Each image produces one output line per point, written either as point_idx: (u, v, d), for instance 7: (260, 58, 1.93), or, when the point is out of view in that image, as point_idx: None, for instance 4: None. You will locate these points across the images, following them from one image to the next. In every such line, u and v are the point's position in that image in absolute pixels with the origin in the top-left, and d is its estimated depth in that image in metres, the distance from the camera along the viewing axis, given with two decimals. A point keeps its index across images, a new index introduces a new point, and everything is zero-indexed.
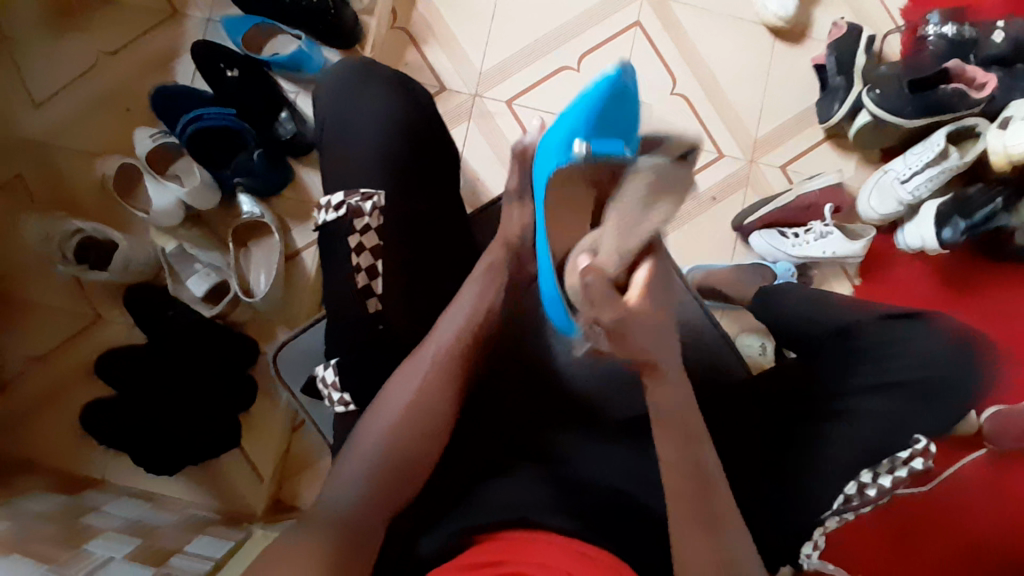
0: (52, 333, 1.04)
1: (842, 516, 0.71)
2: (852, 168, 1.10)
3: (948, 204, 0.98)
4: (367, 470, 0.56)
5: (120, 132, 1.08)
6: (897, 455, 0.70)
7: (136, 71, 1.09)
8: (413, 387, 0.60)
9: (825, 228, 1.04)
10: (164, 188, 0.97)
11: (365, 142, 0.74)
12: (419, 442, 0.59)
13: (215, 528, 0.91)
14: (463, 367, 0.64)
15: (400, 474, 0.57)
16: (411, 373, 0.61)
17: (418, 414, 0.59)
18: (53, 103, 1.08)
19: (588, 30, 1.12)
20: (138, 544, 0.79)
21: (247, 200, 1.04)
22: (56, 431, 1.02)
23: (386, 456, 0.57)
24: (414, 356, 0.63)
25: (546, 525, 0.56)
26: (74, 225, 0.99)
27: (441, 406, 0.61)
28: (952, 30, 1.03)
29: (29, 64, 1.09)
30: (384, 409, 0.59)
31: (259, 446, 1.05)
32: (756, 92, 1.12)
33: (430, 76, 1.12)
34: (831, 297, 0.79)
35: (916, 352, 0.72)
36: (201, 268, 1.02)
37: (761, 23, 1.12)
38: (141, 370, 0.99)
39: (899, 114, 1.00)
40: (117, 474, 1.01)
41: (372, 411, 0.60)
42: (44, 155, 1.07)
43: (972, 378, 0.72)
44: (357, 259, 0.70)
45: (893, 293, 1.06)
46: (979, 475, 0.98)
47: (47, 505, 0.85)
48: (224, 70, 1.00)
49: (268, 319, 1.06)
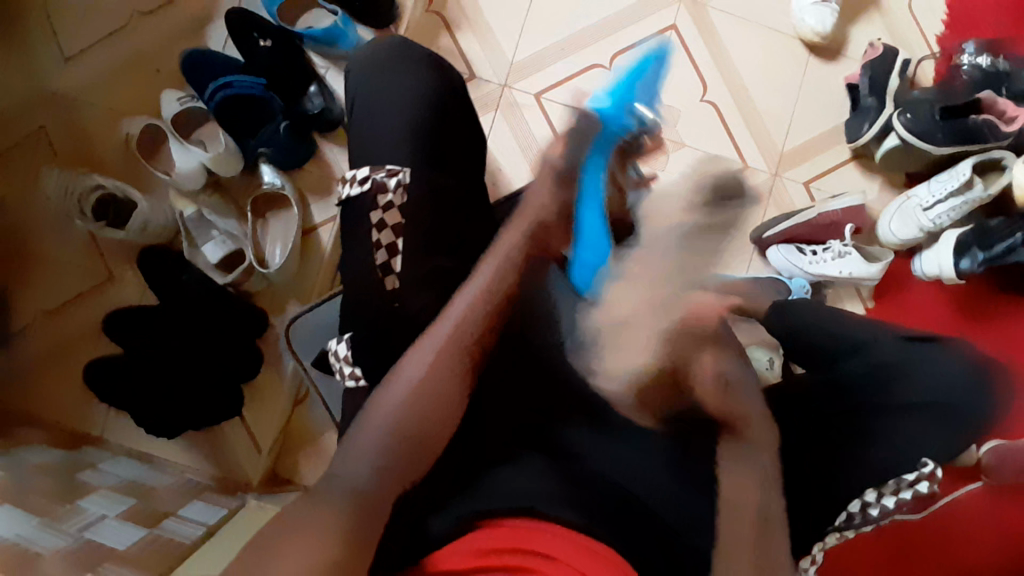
0: (64, 287, 1.05)
1: (842, 534, 0.70)
2: (876, 191, 1.10)
3: (968, 235, 0.98)
4: (379, 447, 0.61)
5: (147, 92, 1.08)
6: (903, 477, 0.71)
7: (168, 33, 1.09)
8: (423, 369, 0.66)
9: (843, 248, 1.04)
10: (187, 153, 0.97)
11: (389, 118, 0.73)
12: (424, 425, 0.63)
13: (211, 495, 0.91)
14: (474, 348, 0.67)
15: (416, 450, 0.61)
16: (422, 356, 0.66)
17: (424, 398, 0.64)
18: (83, 57, 1.08)
19: (622, 29, 1.12)
20: (133, 503, 0.79)
21: (269, 170, 1.04)
22: (62, 385, 1.02)
23: (395, 437, 0.62)
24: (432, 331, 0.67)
25: (554, 517, 0.55)
26: (96, 181, 0.99)
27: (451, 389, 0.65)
28: (986, 61, 1.04)
29: (63, 17, 1.08)
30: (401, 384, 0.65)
31: (260, 417, 1.05)
32: (785, 106, 1.12)
33: (460, 62, 1.11)
34: (844, 314, 0.82)
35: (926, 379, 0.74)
36: (218, 235, 1.02)
37: (797, 38, 1.12)
38: (151, 332, 0.99)
39: (928, 140, 1.00)
40: (117, 432, 1.01)
41: (383, 393, 0.65)
42: (71, 110, 1.07)
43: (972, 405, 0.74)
44: (377, 236, 0.71)
45: (906, 314, 1.05)
46: (978, 505, 0.98)
47: (45, 458, 0.85)
48: (258, 40, 1.01)
49: (281, 292, 1.06)
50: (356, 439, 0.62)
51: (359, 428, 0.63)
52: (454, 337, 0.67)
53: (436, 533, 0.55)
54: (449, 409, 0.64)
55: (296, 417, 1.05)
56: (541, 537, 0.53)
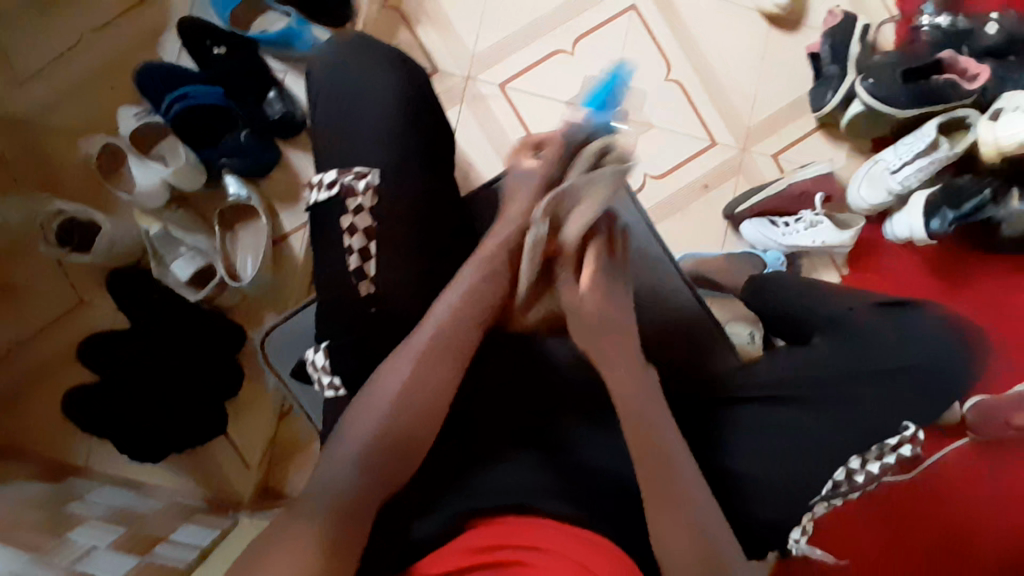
0: (32, 315, 1.02)
1: (830, 502, 0.72)
2: (844, 158, 1.11)
3: (938, 195, 0.98)
4: (358, 456, 0.55)
5: (103, 109, 1.05)
6: (886, 442, 0.71)
7: (120, 47, 1.06)
8: (404, 377, 0.58)
9: (815, 217, 1.04)
10: (148, 168, 0.95)
11: (353, 122, 0.72)
12: (405, 436, 0.57)
13: (202, 515, 0.90)
14: (466, 345, 0.61)
15: (400, 454, 0.57)
16: (404, 358, 0.60)
17: (410, 403, 0.58)
18: (32, 78, 1.04)
19: (584, 13, 1.11)
20: (123, 532, 0.78)
21: (233, 181, 1.00)
22: (39, 415, 1.00)
23: (379, 443, 0.56)
24: (417, 332, 0.61)
25: (544, 510, 0.56)
26: (56, 206, 0.95)
27: (439, 395, 0.59)
28: (946, 21, 1.03)
29: (8, 37, 1.05)
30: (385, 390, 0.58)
31: (247, 431, 1.04)
32: (750, 79, 1.12)
33: (422, 57, 1.10)
34: (821, 285, 0.82)
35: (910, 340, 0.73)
36: (187, 251, 1.00)
37: (758, 11, 1.12)
38: (126, 353, 0.97)
39: (891, 103, 1.00)
40: (101, 459, 0.99)
41: (364, 401, 0.58)
42: (24, 132, 1.03)
43: (963, 367, 0.73)
44: (349, 240, 0.69)
45: (881, 281, 1.07)
46: (966, 464, 1.00)
47: (29, 492, 0.83)
48: (211, 47, 1.00)
49: (257, 304, 1.05)
50: (334, 447, 0.57)
51: (344, 431, 0.57)
52: (441, 340, 0.60)
53: (421, 535, 0.57)
54: (431, 422, 0.59)
55: (284, 428, 1.04)
56: (533, 531, 0.53)
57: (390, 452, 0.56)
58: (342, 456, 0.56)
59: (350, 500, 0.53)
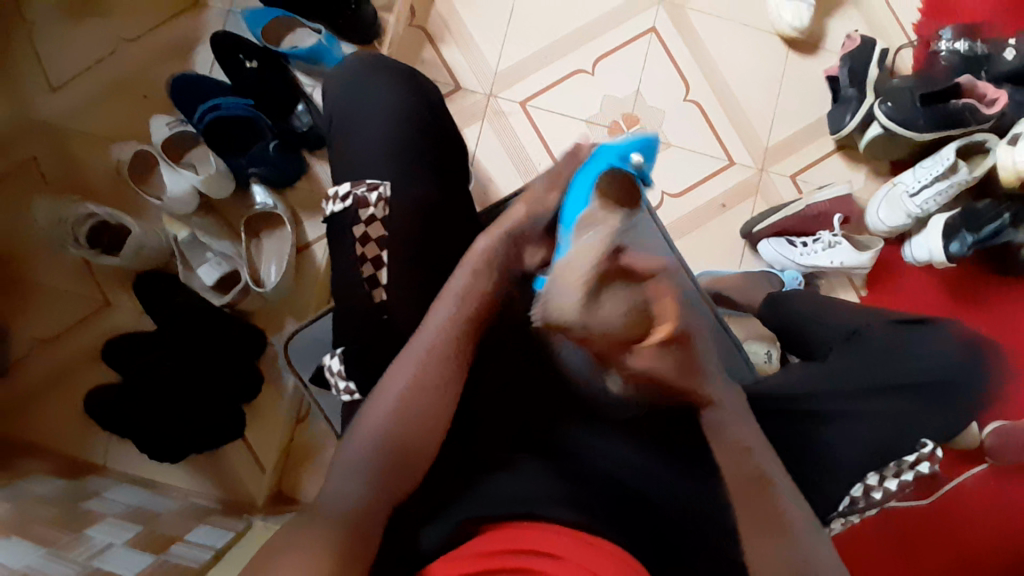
0: (59, 317, 1.05)
1: (847, 518, 0.72)
2: (861, 180, 1.11)
3: (957, 218, 0.99)
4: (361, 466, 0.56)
5: (135, 118, 1.08)
6: (903, 459, 0.71)
7: (153, 59, 1.10)
8: (401, 387, 0.60)
9: (833, 238, 1.05)
10: (179, 175, 0.98)
11: (372, 132, 0.74)
12: (414, 437, 0.58)
13: (215, 518, 0.91)
14: (461, 355, 0.63)
15: (401, 464, 0.57)
16: (401, 370, 0.61)
17: (407, 412, 0.58)
18: (69, 87, 1.09)
19: (604, 34, 1.13)
20: (138, 530, 0.79)
21: (260, 191, 1.05)
22: (60, 414, 1.02)
23: (378, 451, 0.57)
24: (417, 341, 0.63)
25: (552, 518, 0.56)
26: (87, 209, 0.99)
27: (435, 404, 0.60)
28: (964, 46, 1.05)
29: (48, 49, 1.09)
30: (394, 388, 0.60)
31: (262, 436, 1.05)
32: (768, 101, 1.13)
33: (445, 74, 1.13)
34: (833, 302, 0.82)
35: (929, 359, 0.74)
36: (212, 256, 1.02)
37: (775, 33, 1.13)
38: (147, 355, 0.99)
39: (910, 126, 1.01)
40: (119, 459, 1.01)
41: (366, 409, 0.60)
42: (59, 138, 1.07)
43: (977, 378, 0.75)
44: (362, 249, 0.71)
45: (901, 300, 1.07)
46: (982, 490, 0.98)
47: (49, 488, 0.85)
48: (243, 61, 1.03)
49: (277, 310, 1.07)
50: (348, 450, 0.57)
51: (356, 436, 0.58)
52: (445, 344, 0.62)
53: (427, 545, 0.56)
54: (436, 422, 0.60)
55: (299, 434, 1.06)
56: (545, 541, 0.52)
57: (399, 451, 0.57)
58: (357, 457, 0.56)
59: (357, 509, 0.54)
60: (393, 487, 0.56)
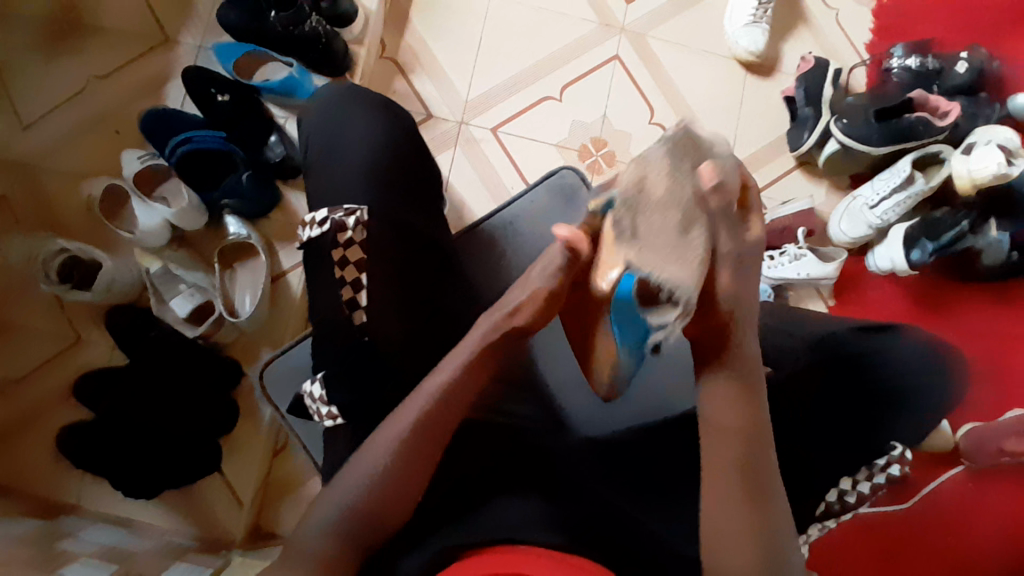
0: (29, 355, 1.02)
1: (823, 524, 0.75)
2: (823, 195, 1.15)
3: (916, 228, 1.03)
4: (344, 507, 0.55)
5: (107, 155, 1.09)
6: (874, 464, 0.74)
7: (125, 97, 1.11)
8: (398, 438, 0.57)
9: (799, 250, 1.07)
10: (151, 209, 0.98)
11: (345, 156, 0.76)
12: (404, 480, 0.57)
13: (194, 556, 0.89)
14: (463, 404, 0.60)
15: (381, 509, 0.56)
16: (401, 419, 0.58)
17: (401, 461, 0.56)
18: (40, 124, 1.09)
19: (569, 63, 1.17)
20: (115, 569, 0.76)
21: (235, 222, 1.05)
22: (30, 454, 0.99)
23: (361, 495, 0.55)
24: (412, 397, 0.59)
25: (532, 541, 0.57)
26: (60, 244, 0.98)
27: (428, 456, 0.58)
28: (915, 62, 1.09)
29: (18, 87, 1.10)
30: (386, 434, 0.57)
31: (240, 471, 1.03)
32: (730, 122, 1.17)
33: (417, 103, 1.15)
34: (804, 314, 0.80)
35: (903, 360, 0.74)
36: (185, 288, 1.02)
37: (733, 57, 1.18)
38: (121, 390, 0.97)
39: (866, 142, 1.05)
40: (93, 500, 0.98)
41: (360, 450, 0.58)
42: (30, 175, 1.07)
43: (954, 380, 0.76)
44: (341, 272, 0.72)
45: (867, 311, 1.10)
46: (959, 493, 1.00)
47: (21, 529, 0.82)
48: (214, 94, 1.04)
49: (252, 340, 1.07)
50: (332, 487, 0.57)
51: (342, 473, 0.57)
52: (445, 395, 0.59)
53: (407, 569, 0.57)
54: (424, 467, 0.58)
55: (278, 468, 1.05)
56: (529, 561, 0.52)
57: (387, 492, 0.56)
58: (341, 499, 0.55)
59: None
60: (385, 524, 0.56)
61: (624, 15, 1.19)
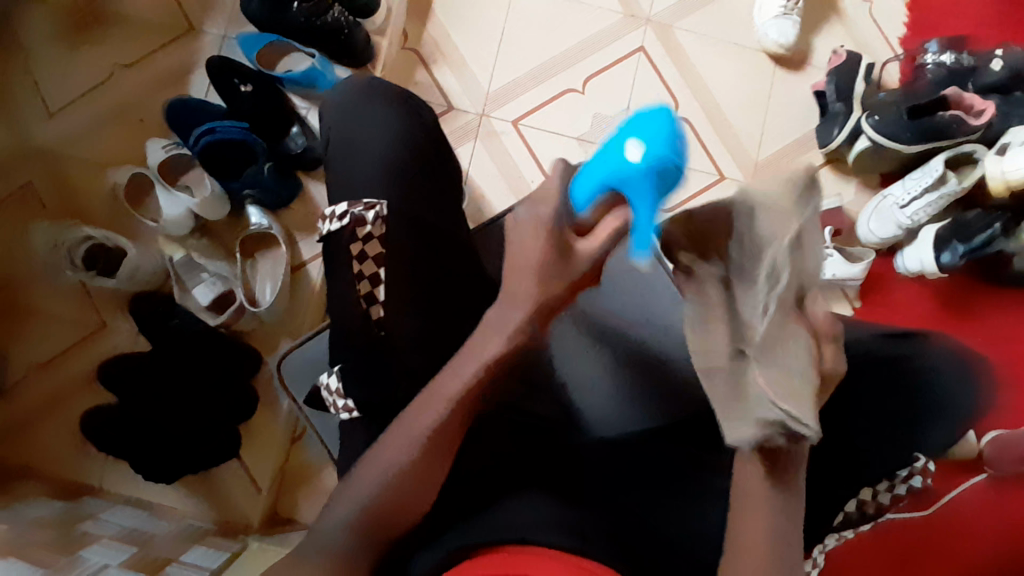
0: (57, 340, 1.05)
1: (840, 534, 0.70)
2: (852, 193, 1.12)
3: (945, 230, 1.00)
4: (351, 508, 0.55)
5: (132, 142, 1.10)
6: (896, 474, 0.71)
7: (152, 85, 1.12)
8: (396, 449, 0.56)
9: (824, 251, 1.05)
10: (174, 198, 0.99)
11: (363, 150, 0.75)
12: (408, 482, 0.56)
13: (212, 540, 0.90)
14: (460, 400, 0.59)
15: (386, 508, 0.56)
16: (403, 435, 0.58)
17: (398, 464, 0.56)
18: (68, 112, 1.11)
19: (593, 55, 1.15)
20: (134, 552, 0.77)
21: (256, 212, 1.05)
22: (56, 436, 1.02)
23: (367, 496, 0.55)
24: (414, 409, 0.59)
25: (541, 542, 0.55)
26: (84, 232, 1.00)
27: (424, 457, 0.57)
28: (949, 59, 1.06)
29: (47, 75, 1.11)
30: (400, 430, 0.58)
31: (258, 458, 1.05)
32: (757, 116, 1.15)
33: (438, 95, 1.14)
34: (830, 317, 0.80)
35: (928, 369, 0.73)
36: (208, 277, 1.03)
37: (762, 51, 1.15)
38: (144, 376, 0.99)
39: (897, 139, 1.02)
40: (116, 482, 1.00)
41: (366, 460, 0.58)
42: (57, 163, 1.09)
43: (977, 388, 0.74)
44: (359, 267, 0.72)
45: (894, 314, 1.07)
46: (981, 500, 0.99)
47: (44, 511, 0.84)
48: (238, 85, 1.03)
49: (272, 329, 1.07)
50: (346, 486, 0.57)
51: (357, 471, 0.58)
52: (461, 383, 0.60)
53: (417, 567, 0.57)
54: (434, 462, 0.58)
55: (295, 456, 1.05)
56: (539, 562, 0.51)
57: (393, 492, 0.56)
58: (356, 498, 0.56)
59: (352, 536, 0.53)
60: (396, 521, 0.56)
61: (650, 5, 1.16)
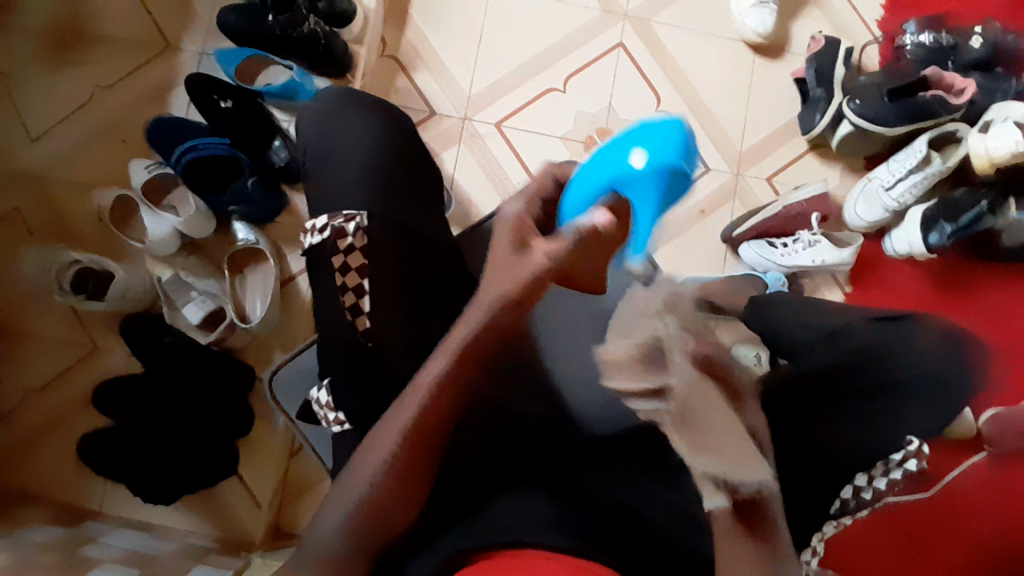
0: (50, 365, 1.05)
1: (839, 521, 0.69)
2: (837, 177, 1.12)
3: (933, 209, 1.00)
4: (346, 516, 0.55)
5: (115, 164, 1.10)
6: (890, 457, 0.69)
7: (132, 106, 1.12)
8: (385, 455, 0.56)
9: (814, 236, 1.05)
10: (160, 217, 0.99)
11: (343, 161, 0.75)
12: (401, 489, 0.56)
13: (215, 557, 0.90)
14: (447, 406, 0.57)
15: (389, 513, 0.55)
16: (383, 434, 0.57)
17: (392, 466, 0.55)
18: (49, 137, 1.10)
19: (572, 53, 1.15)
20: (138, 573, 0.77)
21: (242, 227, 1.06)
22: (55, 459, 1.02)
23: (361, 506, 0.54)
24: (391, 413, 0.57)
25: (541, 543, 0.55)
26: (71, 256, 1.00)
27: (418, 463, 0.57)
28: (929, 38, 1.06)
29: (26, 100, 1.11)
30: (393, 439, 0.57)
31: (258, 473, 1.04)
32: (740, 105, 1.15)
33: (419, 100, 1.14)
34: (820, 305, 0.79)
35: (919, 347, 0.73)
36: (198, 295, 1.03)
37: (741, 40, 1.15)
38: (139, 397, 0.99)
39: (881, 122, 1.02)
40: (116, 504, 1.00)
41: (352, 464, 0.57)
42: (41, 187, 1.09)
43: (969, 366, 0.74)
44: (343, 279, 0.71)
45: (886, 295, 1.07)
46: (982, 478, 0.99)
47: (45, 538, 0.83)
48: (218, 101, 1.01)
49: (266, 343, 1.07)
50: (339, 487, 0.57)
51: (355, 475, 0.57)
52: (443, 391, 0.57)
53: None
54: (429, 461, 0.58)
55: (295, 467, 1.05)
56: (537, 563, 0.51)
57: (387, 499, 0.55)
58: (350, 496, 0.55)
59: None
60: (391, 523, 0.56)
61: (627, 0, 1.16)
